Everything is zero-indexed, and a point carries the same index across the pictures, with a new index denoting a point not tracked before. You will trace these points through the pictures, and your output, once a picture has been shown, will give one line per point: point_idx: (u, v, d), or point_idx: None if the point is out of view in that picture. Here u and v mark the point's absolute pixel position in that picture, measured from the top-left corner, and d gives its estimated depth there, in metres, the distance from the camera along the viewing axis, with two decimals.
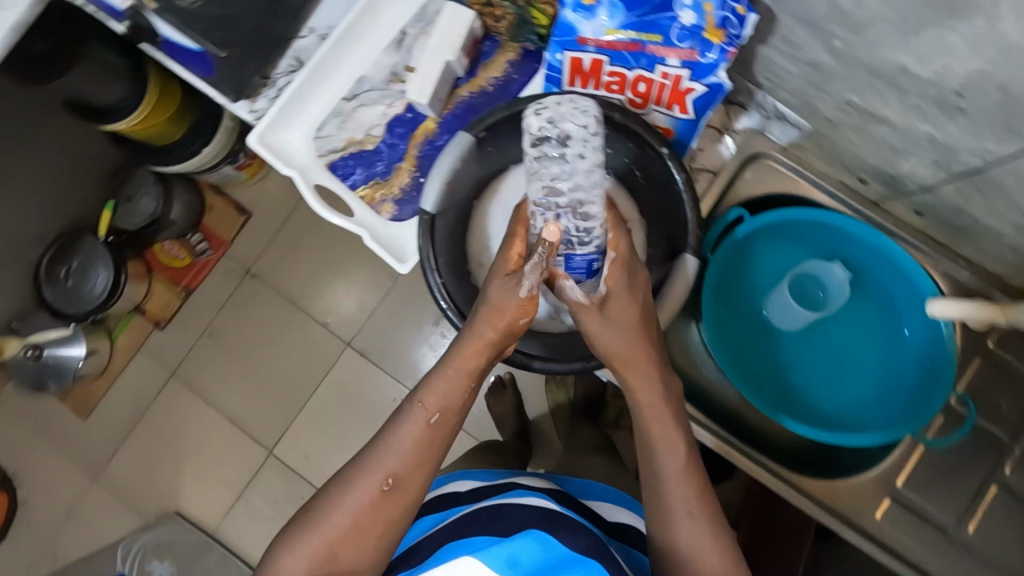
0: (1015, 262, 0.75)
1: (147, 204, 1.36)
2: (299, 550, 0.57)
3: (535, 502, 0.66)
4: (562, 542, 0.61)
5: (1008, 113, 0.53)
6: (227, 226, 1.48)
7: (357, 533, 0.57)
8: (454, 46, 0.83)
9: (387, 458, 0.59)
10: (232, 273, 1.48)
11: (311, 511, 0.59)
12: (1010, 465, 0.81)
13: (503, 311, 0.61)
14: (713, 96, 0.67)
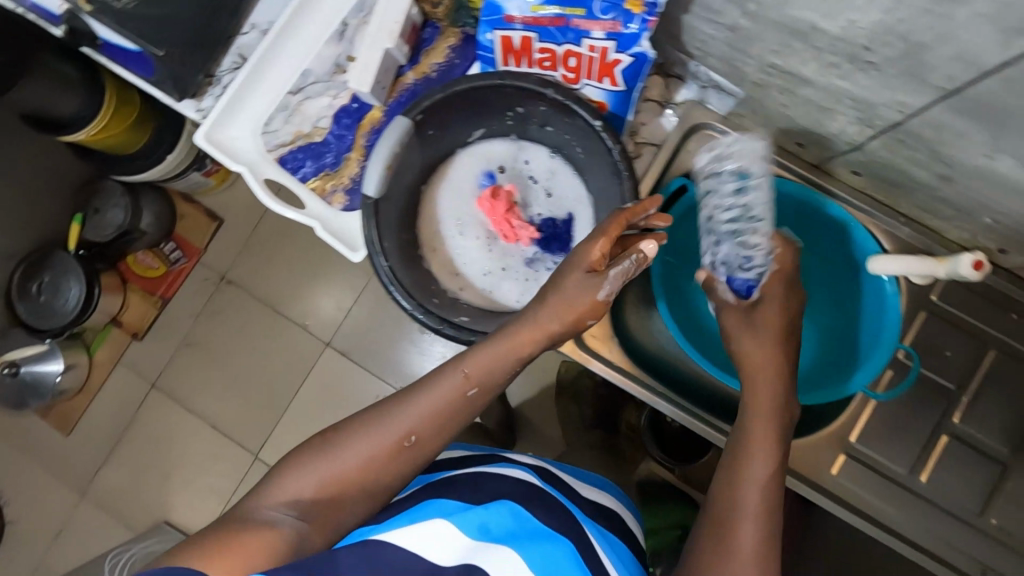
0: (948, 214, 0.77)
1: (115, 215, 1.36)
2: (304, 474, 0.57)
3: (515, 474, 0.64)
4: (535, 516, 0.58)
5: (912, 63, 0.55)
6: (198, 234, 1.48)
7: (364, 470, 0.57)
8: (391, 33, 0.84)
9: (425, 406, 0.60)
10: (208, 280, 1.49)
11: (330, 437, 0.59)
12: (959, 414, 0.84)
13: (573, 306, 0.63)
14: (640, 67, 0.68)
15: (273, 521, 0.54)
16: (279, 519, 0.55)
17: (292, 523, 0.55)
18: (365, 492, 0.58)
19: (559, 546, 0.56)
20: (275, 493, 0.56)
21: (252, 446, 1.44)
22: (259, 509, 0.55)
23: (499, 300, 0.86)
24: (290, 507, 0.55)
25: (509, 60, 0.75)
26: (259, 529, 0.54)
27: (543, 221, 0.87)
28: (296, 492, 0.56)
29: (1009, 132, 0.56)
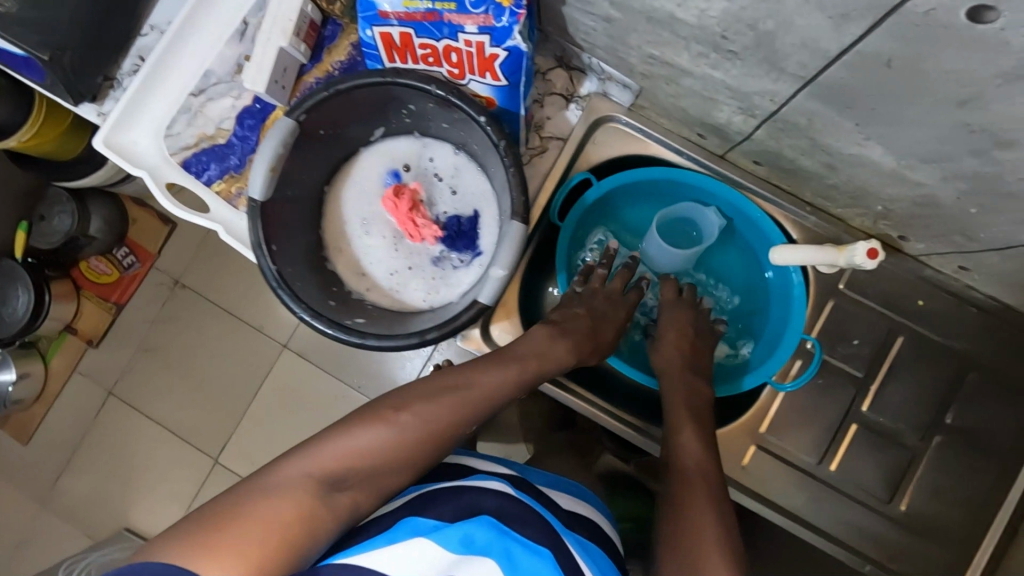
0: (844, 202, 0.77)
1: (62, 221, 1.29)
2: (344, 444, 0.57)
3: (497, 487, 0.62)
4: (520, 532, 0.56)
5: (766, 52, 0.55)
6: (154, 238, 1.43)
7: (401, 451, 0.59)
8: (284, 31, 0.82)
9: (462, 400, 0.65)
10: (163, 285, 1.44)
11: (381, 414, 0.60)
12: (866, 402, 0.84)
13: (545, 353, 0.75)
14: (518, 61, 0.67)
15: (325, 485, 0.54)
16: (330, 488, 0.54)
17: (333, 489, 0.54)
18: (396, 473, 0.58)
19: (546, 561, 0.55)
20: (304, 455, 0.55)
21: (213, 450, 1.39)
22: (289, 470, 0.54)
23: (409, 301, 0.86)
24: (334, 471, 0.55)
25: (394, 56, 0.74)
26: (313, 490, 0.53)
27: (447, 218, 0.86)
28: (335, 460, 0.55)
29: (869, 119, 0.56)
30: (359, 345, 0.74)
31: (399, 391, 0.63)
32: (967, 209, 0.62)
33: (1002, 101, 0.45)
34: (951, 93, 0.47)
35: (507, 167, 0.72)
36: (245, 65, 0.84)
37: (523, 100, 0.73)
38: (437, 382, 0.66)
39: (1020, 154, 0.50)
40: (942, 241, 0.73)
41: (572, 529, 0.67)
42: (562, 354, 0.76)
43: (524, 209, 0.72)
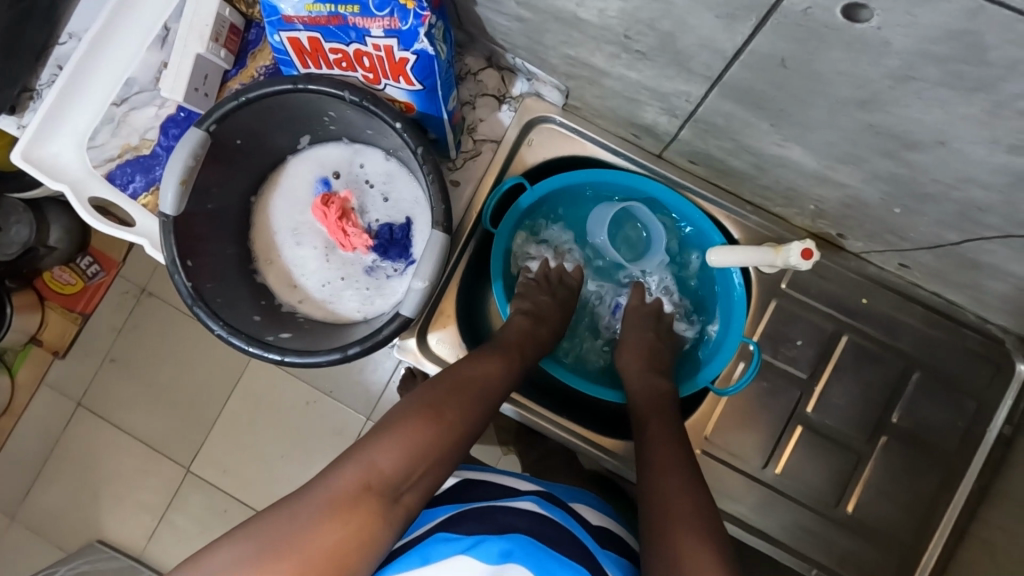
0: (780, 202, 0.75)
1: (17, 233, 1.09)
2: (394, 449, 0.56)
3: (530, 507, 0.62)
4: (554, 551, 0.56)
5: (671, 53, 0.53)
6: (116, 245, 1.22)
7: (449, 443, 0.59)
8: (202, 36, 0.79)
9: (486, 389, 0.66)
10: (128, 294, 1.23)
11: (423, 414, 0.60)
12: (811, 403, 0.82)
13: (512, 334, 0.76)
14: (429, 63, 0.64)
15: (384, 494, 0.55)
16: (386, 496, 0.55)
17: (393, 496, 0.55)
18: (444, 468, 0.59)
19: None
20: (354, 466, 0.55)
21: (183, 458, 1.21)
22: (344, 482, 0.54)
23: (347, 313, 0.84)
24: (389, 479, 0.55)
25: (307, 62, 0.71)
26: (372, 501, 0.54)
27: (379, 227, 0.84)
28: (387, 466, 0.56)
29: (782, 120, 0.54)
30: (279, 362, 0.71)
31: (429, 386, 0.63)
32: (891, 208, 0.61)
33: (896, 103, 0.44)
34: (848, 95, 0.46)
35: (427, 174, 0.69)
36: (164, 72, 0.81)
37: (443, 104, 0.70)
38: (462, 373, 0.66)
39: (928, 155, 0.49)
40: (877, 240, 0.71)
41: (604, 545, 0.65)
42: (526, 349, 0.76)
43: (444, 218, 0.69)
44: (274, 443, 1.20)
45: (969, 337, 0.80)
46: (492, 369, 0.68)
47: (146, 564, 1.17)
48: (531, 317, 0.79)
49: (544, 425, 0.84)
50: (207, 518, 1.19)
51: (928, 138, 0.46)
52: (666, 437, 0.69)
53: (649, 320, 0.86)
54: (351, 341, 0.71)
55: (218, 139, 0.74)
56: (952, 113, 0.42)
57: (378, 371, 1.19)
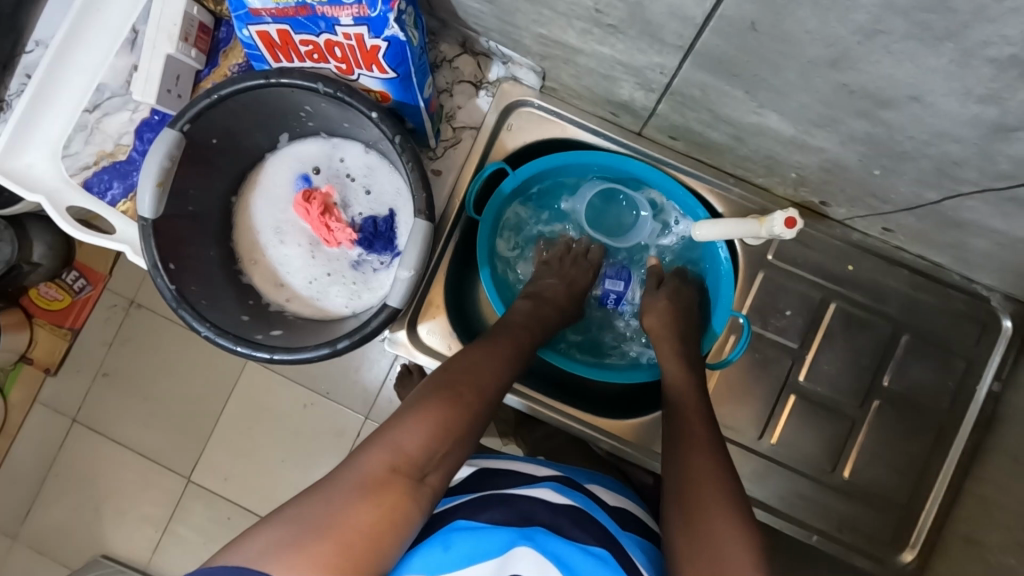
0: (761, 171, 0.74)
1: None
2: (418, 430, 0.56)
3: (552, 496, 0.62)
4: (577, 538, 0.56)
5: (641, 24, 0.53)
6: (102, 258, 1.21)
7: (470, 423, 0.60)
8: (171, 36, 0.78)
9: (503, 373, 0.66)
10: (116, 307, 1.22)
11: (443, 396, 0.60)
12: (803, 371, 0.83)
13: (529, 316, 0.76)
14: (400, 50, 0.63)
15: (410, 475, 0.54)
16: (414, 477, 0.55)
17: (419, 476, 0.55)
18: (466, 448, 0.59)
19: (606, 563, 0.55)
20: (380, 449, 0.55)
21: (183, 468, 1.20)
22: (373, 466, 0.53)
23: (336, 308, 0.83)
24: (415, 460, 0.55)
25: (278, 55, 0.70)
26: (400, 482, 0.54)
27: (363, 220, 0.83)
28: (413, 448, 0.55)
29: (756, 86, 0.54)
30: (269, 360, 0.71)
31: (446, 371, 0.63)
32: (871, 170, 0.61)
33: (866, 60, 0.44)
34: (819, 55, 0.46)
35: (405, 163, 0.69)
36: (135, 75, 0.80)
37: (417, 92, 0.69)
38: (474, 358, 0.66)
39: (902, 113, 0.49)
40: (858, 205, 0.72)
41: (625, 526, 0.65)
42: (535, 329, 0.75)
43: (427, 206, 0.69)
44: (273, 447, 1.19)
45: (955, 297, 0.81)
46: (504, 350, 0.69)
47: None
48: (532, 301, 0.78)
49: (537, 409, 0.84)
50: (210, 526, 1.18)
51: (901, 94, 0.47)
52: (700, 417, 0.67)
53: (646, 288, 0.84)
54: (340, 334, 0.71)
55: (194, 139, 0.73)
56: (922, 66, 0.43)
57: (372, 370, 1.19)
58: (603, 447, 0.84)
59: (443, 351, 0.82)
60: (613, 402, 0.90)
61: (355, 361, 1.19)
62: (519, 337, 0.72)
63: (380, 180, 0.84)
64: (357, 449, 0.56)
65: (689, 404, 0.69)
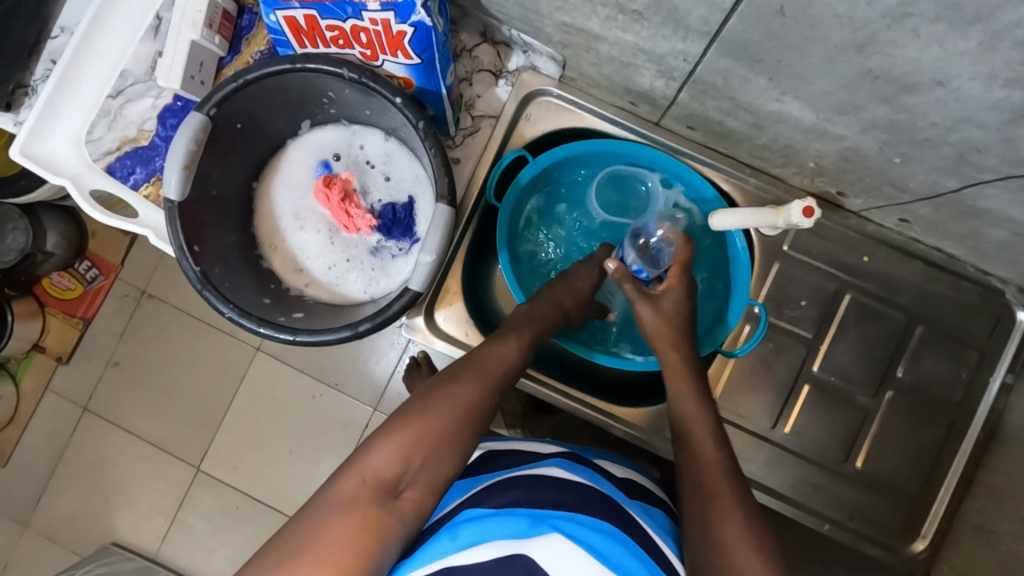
0: (778, 161, 0.75)
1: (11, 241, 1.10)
2: (393, 444, 0.56)
3: (558, 474, 0.62)
4: (585, 514, 0.56)
5: (667, 10, 0.53)
6: (114, 248, 1.22)
7: (448, 430, 0.58)
8: (195, 23, 0.79)
9: (490, 378, 0.64)
10: (127, 297, 1.23)
11: (419, 408, 0.59)
12: (817, 361, 0.83)
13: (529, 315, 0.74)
14: (426, 35, 0.64)
15: (384, 490, 0.54)
16: (388, 492, 0.54)
17: (396, 490, 0.54)
18: (448, 457, 0.57)
19: (614, 536, 0.54)
20: (354, 466, 0.55)
21: (192, 458, 1.21)
22: (345, 484, 0.53)
23: (354, 294, 0.84)
24: (388, 474, 0.55)
25: (304, 41, 0.71)
26: (372, 498, 0.53)
27: (382, 207, 0.84)
28: (386, 462, 0.55)
29: (779, 73, 0.55)
30: (291, 341, 0.71)
31: (426, 385, 0.62)
32: (891, 158, 0.61)
33: (893, 43, 0.45)
34: (845, 39, 0.47)
35: (428, 147, 0.70)
36: (159, 61, 0.80)
37: (440, 78, 0.70)
38: (460, 364, 0.64)
39: (925, 98, 0.50)
40: (875, 195, 0.72)
41: (633, 495, 0.67)
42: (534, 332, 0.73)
43: (448, 191, 0.70)
44: (282, 437, 1.20)
45: (969, 289, 0.81)
46: (494, 355, 0.66)
47: (162, 563, 1.18)
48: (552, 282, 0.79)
49: (552, 396, 0.85)
50: (220, 514, 1.19)
51: (926, 79, 0.47)
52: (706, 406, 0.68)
53: None
54: (360, 318, 0.72)
55: (219, 124, 0.74)
56: (948, 50, 0.43)
57: (382, 362, 1.20)
58: (616, 433, 0.85)
59: (460, 338, 0.83)
60: (626, 389, 0.91)
61: (365, 353, 1.20)
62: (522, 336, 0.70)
63: (399, 167, 0.85)
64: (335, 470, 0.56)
65: (695, 392, 0.70)
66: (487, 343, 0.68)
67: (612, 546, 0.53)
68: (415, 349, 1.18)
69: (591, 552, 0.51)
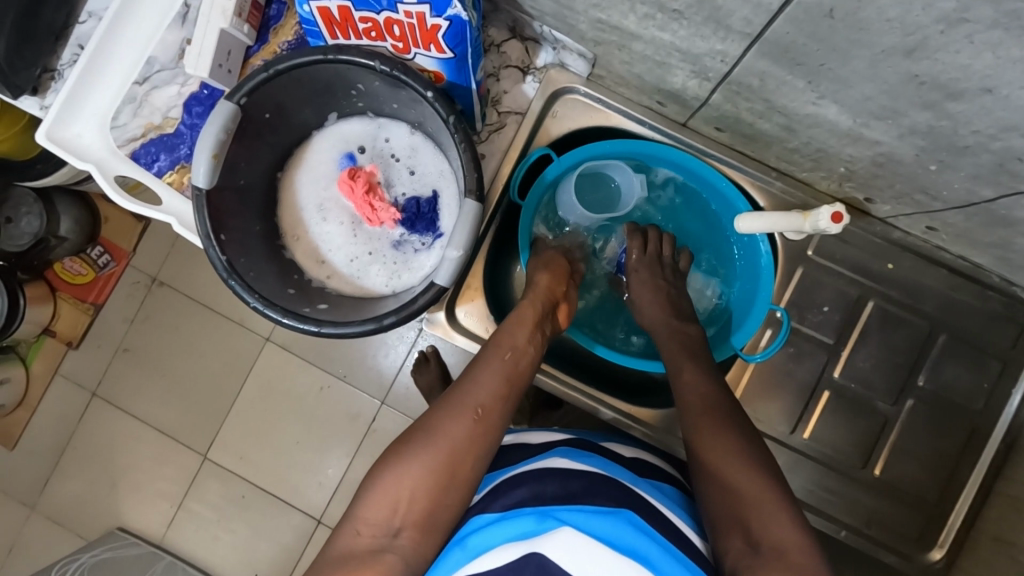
0: (807, 165, 0.75)
1: (28, 225, 1.11)
2: (381, 491, 0.57)
3: (563, 463, 0.62)
4: (591, 503, 0.55)
5: (709, 9, 0.53)
6: (127, 234, 1.22)
7: (434, 465, 0.57)
8: (224, 11, 0.78)
9: (474, 405, 0.61)
10: (139, 284, 1.23)
11: (403, 449, 0.59)
12: (838, 367, 0.83)
13: (522, 322, 0.71)
14: (460, 30, 0.63)
15: (381, 537, 0.55)
16: (383, 538, 0.55)
17: (392, 535, 0.55)
18: (438, 490, 0.57)
19: (622, 520, 0.53)
20: (351, 518, 0.57)
21: (200, 446, 1.21)
22: (344, 537, 0.56)
23: (377, 284, 0.84)
24: (381, 521, 0.56)
25: (335, 32, 0.71)
26: (371, 545, 0.55)
27: (406, 201, 0.84)
28: (377, 508, 0.56)
29: (820, 76, 0.55)
30: (315, 333, 0.72)
31: (414, 423, 0.62)
32: (926, 165, 0.61)
33: (944, 50, 0.45)
34: (895, 44, 0.46)
35: (458, 143, 0.69)
36: (187, 49, 0.79)
37: (471, 73, 0.70)
38: (445, 394, 0.63)
39: (971, 105, 0.49)
40: (905, 202, 0.72)
41: (643, 475, 0.67)
42: (524, 341, 0.69)
43: (477, 186, 0.69)
44: (290, 428, 1.20)
45: (994, 300, 0.81)
46: (478, 372, 0.64)
47: (167, 550, 1.19)
48: (553, 286, 0.77)
49: (571, 394, 0.85)
50: (227, 503, 1.20)
51: (974, 86, 0.47)
52: (715, 392, 0.68)
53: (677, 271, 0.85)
54: (383, 312, 0.72)
55: (248, 113, 0.74)
56: (1002, 57, 0.43)
57: (391, 355, 1.20)
58: (634, 435, 0.85)
59: (480, 334, 0.83)
60: (644, 390, 0.91)
61: (374, 347, 1.20)
62: (512, 348, 0.67)
63: (424, 161, 0.85)
64: (337, 522, 0.58)
65: (699, 390, 0.69)
66: (472, 362, 0.66)
67: (621, 529, 0.53)
68: (427, 343, 1.18)
69: (597, 540, 0.51)
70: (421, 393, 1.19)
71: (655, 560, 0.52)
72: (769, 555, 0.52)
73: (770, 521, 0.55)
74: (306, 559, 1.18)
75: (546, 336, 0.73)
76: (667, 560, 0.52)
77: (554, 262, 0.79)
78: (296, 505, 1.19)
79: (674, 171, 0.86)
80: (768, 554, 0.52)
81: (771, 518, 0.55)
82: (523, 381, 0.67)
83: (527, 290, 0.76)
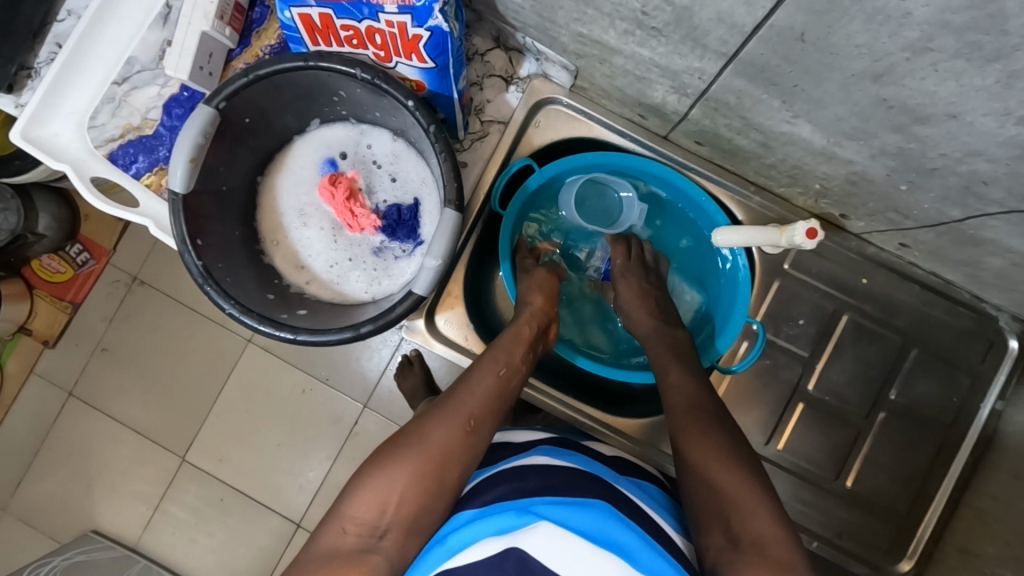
0: (784, 181, 0.76)
1: (5, 220, 1.06)
2: (368, 492, 0.56)
3: (544, 460, 0.63)
4: (570, 497, 0.55)
5: (687, 28, 0.53)
6: (107, 232, 1.20)
7: (425, 471, 0.57)
8: (206, 14, 0.76)
9: (467, 415, 0.61)
10: (119, 283, 1.21)
11: (393, 453, 0.58)
12: (813, 379, 0.84)
13: (519, 337, 0.71)
14: (441, 41, 0.63)
15: (366, 537, 0.54)
16: (369, 540, 0.54)
17: (378, 536, 0.55)
18: (425, 496, 0.56)
19: (600, 513, 0.54)
20: (337, 518, 0.56)
21: (178, 447, 1.20)
22: (330, 535, 0.55)
23: (358, 288, 0.84)
24: (367, 522, 0.55)
25: (317, 39, 0.71)
26: (357, 545, 0.54)
27: (387, 207, 0.84)
28: (363, 508, 0.55)
29: (794, 96, 0.56)
30: (291, 340, 0.71)
31: (404, 428, 0.62)
32: (897, 185, 0.62)
33: (912, 76, 0.46)
34: (865, 68, 0.47)
35: (439, 152, 0.69)
36: (167, 50, 0.78)
37: (453, 83, 0.70)
38: (439, 402, 0.63)
39: (938, 129, 0.50)
40: (879, 219, 0.73)
41: (623, 473, 0.68)
42: (519, 356, 0.69)
43: (457, 196, 0.69)
44: (270, 430, 1.19)
45: (964, 315, 0.82)
46: (473, 385, 0.64)
47: (143, 554, 1.17)
48: (543, 303, 0.76)
49: (550, 404, 0.86)
50: (205, 506, 1.18)
51: (939, 112, 0.48)
52: (691, 393, 0.69)
53: (656, 279, 0.85)
54: (360, 320, 0.72)
55: (228, 117, 0.73)
56: (965, 85, 0.44)
57: (375, 359, 1.19)
58: (613, 445, 0.85)
59: (460, 342, 0.83)
60: (624, 400, 0.92)
61: (358, 350, 1.19)
62: (509, 363, 0.68)
63: (406, 166, 0.85)
64: (319, 522, 0.57)
65: (677, 395, 0.69)
66: (467, 372, 0.66)
67: (600, 522, 0.53)
68: (410, 348, 1.17)
69: (579, 533, 0.51)
70: (403, 398, 1.18)
71: (635, 552, 0.51)
72: (748, 551, 0.53)
73: (750, 518, 0.55)
74: (284, 563, 1.17)
75: (538, 352, 0.74)
76: (647, 553, 0.52)
77: (544, 278, 0.79)
78: (275, 508, 1.18)
79: (654, 182, 0.86)
80: (747, 549, 0.53)
81: (754, 515, 0.55)
82: (512, 396, 0.67)
83: (520, 309, 0.76)
